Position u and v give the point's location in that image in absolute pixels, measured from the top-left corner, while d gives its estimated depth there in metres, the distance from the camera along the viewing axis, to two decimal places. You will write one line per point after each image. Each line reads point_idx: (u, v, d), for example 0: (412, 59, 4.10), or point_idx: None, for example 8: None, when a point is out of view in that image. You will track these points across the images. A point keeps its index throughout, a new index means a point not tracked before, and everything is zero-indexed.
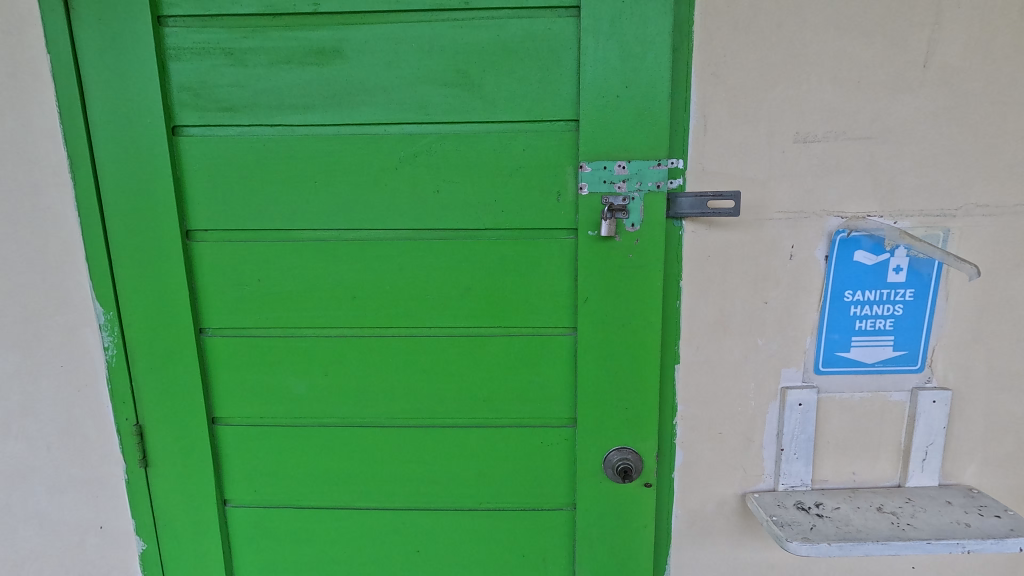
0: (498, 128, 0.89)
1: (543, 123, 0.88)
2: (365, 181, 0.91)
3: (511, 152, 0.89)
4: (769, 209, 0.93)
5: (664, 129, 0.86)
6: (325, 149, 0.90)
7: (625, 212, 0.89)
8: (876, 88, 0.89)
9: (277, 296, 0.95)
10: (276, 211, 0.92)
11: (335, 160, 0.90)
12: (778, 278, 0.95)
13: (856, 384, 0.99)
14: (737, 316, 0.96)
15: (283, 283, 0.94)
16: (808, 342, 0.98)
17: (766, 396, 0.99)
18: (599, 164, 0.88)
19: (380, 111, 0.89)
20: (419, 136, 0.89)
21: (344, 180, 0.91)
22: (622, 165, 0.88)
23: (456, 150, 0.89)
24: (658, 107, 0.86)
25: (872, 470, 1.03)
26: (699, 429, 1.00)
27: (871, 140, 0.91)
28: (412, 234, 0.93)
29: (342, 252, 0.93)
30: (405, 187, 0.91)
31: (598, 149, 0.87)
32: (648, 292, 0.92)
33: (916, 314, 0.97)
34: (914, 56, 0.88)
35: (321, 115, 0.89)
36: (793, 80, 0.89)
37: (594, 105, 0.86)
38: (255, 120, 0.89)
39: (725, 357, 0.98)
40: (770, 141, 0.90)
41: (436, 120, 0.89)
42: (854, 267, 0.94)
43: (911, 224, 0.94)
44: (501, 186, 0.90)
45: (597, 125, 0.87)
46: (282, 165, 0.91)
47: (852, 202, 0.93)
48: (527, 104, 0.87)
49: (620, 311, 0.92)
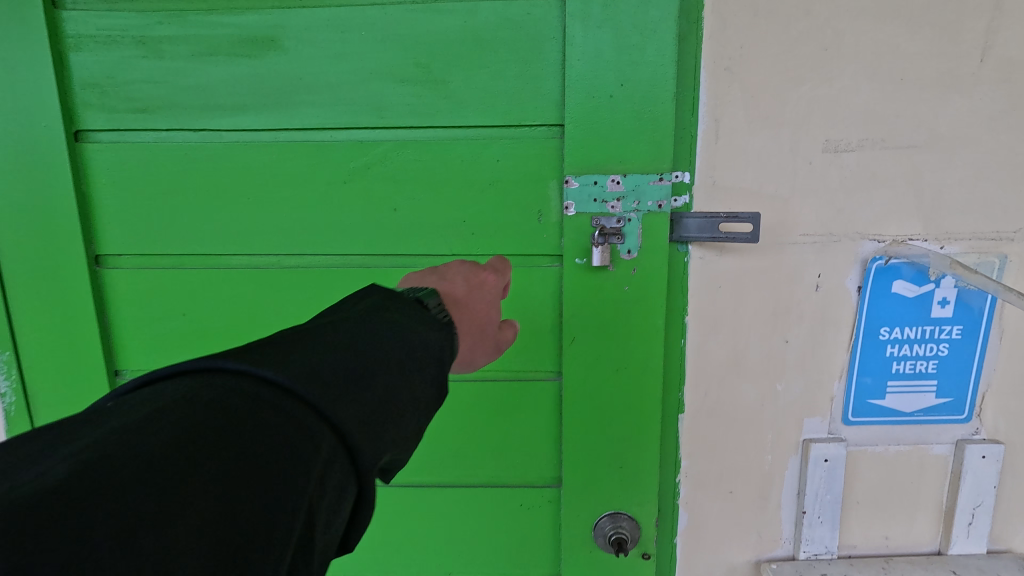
0: (468, 133, 0.74)
1: (522, 129, 0.73)
2: (309, 197, 0.76)
3: (483, 163, 0.74)
4: (792, 232, 0.78)
5: (667, 136, 0.71)
6: (260, 157, 0.75)
7: (622, 238, 0.74)
8: (923, 87, 0.74)
9: (207, 333, 0.80)
10: (204, 232, 0.77)
11: (273, 170, 0.75)
12: (802, 313, 0.80)
13: (891, 436, 0.85)
14: (753, 356, 0.82)
15: (213, 319, 0.80)
16: (837, 387, 0.83)
17: (785, 449, 0.85)
18: (588, 180, 0.73)
19: (325, 113, 0.73)
20: (372, 143, 0.74)
21: (283, 197, 0.76)
22: (616, 180, 0.73)
23: (417, 160, 0.74)
24: (662, 109, 0.70)
25: (908, 534, 0.88)
26: (707, 487, 0.86)
27: (917, 149, 0.75)
28: (366, 261, 0.78)
29: (281, 282, 0.78)
30: (356, 205, 0.76)
31: (587, 160, 0.72)
32: (648, 329, 0.77)
33: (964, 355, 0.82)
34: (968, 47, 0.73)
35: (254, 117, 0.74)
36: (822, 77, 0.74)
37: (583, 107, 0.71)
38: (174, 124, 0.74)
39: (739, 404, 0.83)
40: (794, 151, 0.76)
41: (394, 123, 0.73)
42: (892, 299, 0.80)
43: (961, 249, 0.79)
44: (471, 203, 0.75)
45: (586, 129, 0.71)
46: (209, 177, 0.76)
47: (890, 223, 0.78)
48: (502, 106, 0.72)
49: (613, 352, 0.78)
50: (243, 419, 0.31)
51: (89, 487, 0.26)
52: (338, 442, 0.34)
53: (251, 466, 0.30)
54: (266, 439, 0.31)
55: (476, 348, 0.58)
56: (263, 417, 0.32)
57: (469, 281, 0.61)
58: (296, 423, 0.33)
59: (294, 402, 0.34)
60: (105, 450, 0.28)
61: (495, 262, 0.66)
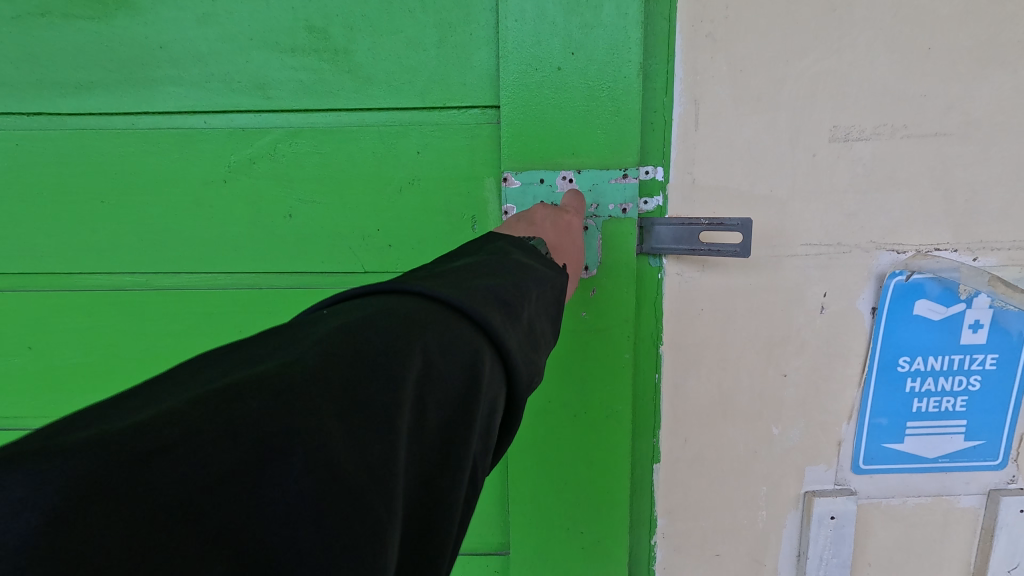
0: (377, 118, 0.58)
1: (447, 112, 0.57)
2: (183, 201, 0.61)
3: (398, 157, 0.58)
4: (790, 242, 0.63)
5: (631, 121, 0.55)
6: (123, 151, 0.60)
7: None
8: (955, 59, 0.58)
9: (66, 369, 0.67)
10: (61, 244, 0.63)
11: (138, 167, 0.60)
12: (803, 341, 0.65)
13: (909, 486, 0.70)
14: (743, 394, 0.66)
15: (86, 350, 0.66)
16: (844, 429, 0.68)
17: (781, 504, 0.70)
18: (533, 178, 0.57)
19: (198, 94, 0.58)
20: (258, 132, 0.59)
21: (154, 200, 0.61)
22: (569, 178, 0.57)
23: (315, 153, 0.59)
24: (623, 85, 0.54)
25: None
26: (687, 549, 0.71)
27: (947, 136, 0.60)
28: (257, 281, 0.62)
29: (162, 308, 0.64)
30: (243, 210, 0.60)
31: (530, 152, 0.57)
32: (613, 366, 0.62)
33: (1000, 389, 0.67)
34: (1015, 6, 0.57)
35: (106, 99, 0.59)
36: (828, 46, 0.58)
37: (522, 84, 0.55)
38: (8, 107, 0.60)
39: (725, 450, 0.68)
40: (793, 139, 0.60)
41: (284, 106, 0.58)
42: (914, 323, 0.64)
43: (998, 261, 0.63)
44: (387, 207, 0.59)
45: (528, 112, 0.56)
46: (64, 177, 0.61)
47: (913, 229, 0.62)
48: (420, 83, 0.57)
49: (569, 394, 0.63)
50: (453, 325, 0.28)
51: (340, 378, 0.23)
52: (527, 364, 0.32)
53: (469, 378, 0.27)
54: (471, 353, 0.28)
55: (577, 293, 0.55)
56: (468, 328, 0.29)
57: (557, 224, 0.53)
58: (499, 340, 0.30)
59: (495, 313, 0.31)
60: (338, 340, 0.24)
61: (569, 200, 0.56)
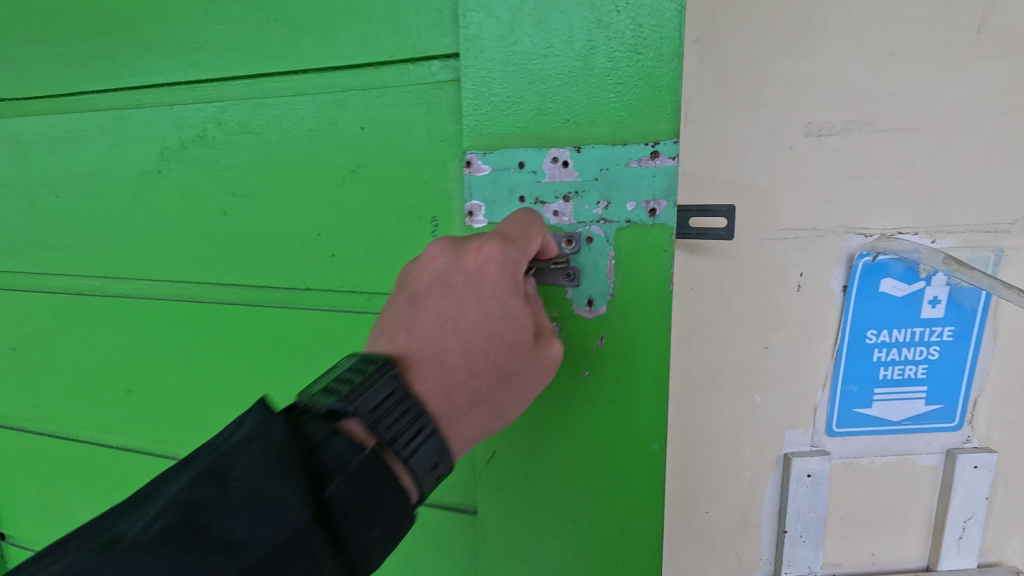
0: (316, 83, 0.54)
1: (394, 71, 0.50)
2: (170, 166, 0.63)
3: (337, 125, 0.54)
4: (770, 226, 0.69)
5: (637, 80, 0.41)
6: (117, 150, 0.66)
7: (575, 275, 0.46)
8: (916, 61, 0.65)
9: (86, 317, 0.75)
10: (85, 244, 0.72)
11: (135, 154, 0.65)
12: (783, 317, 0.72)
13: (878, 447, 0.78)
14: (729, 364, 0.74)
15: (102, 351, 0.75)
16: (820, 397, 0.75)
17: (765, 465, 0.77)
18: (512, 159, 0.46)
19: (162, 84, 0.61)
20: (198, 109, 0.60)
21: (151, 201, 0.66)
22: (565, 160, 0.45)
23: (249, 133, 0.58)
24: (629, 1, 0.40)
25: (895, 550, 0.81)
26: (679, 508, 0.79)
27: (909, 131, 0.67)
28: (227, 249, 0.63)
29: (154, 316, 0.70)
30: (216, 183, 0.61)
31: (513, 113, 0.45)
32: (612, 461, 0.48)
33: (956, 358, 0.75)
34: (966, 15, 0.65)
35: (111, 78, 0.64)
36: (803, 50, 0.65)
37: (491, 34, 0.44)
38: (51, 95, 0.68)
39: (712, 416, 0.75)
40: (774, 135, 0.67)
41: (217, 72, 0.58)
42: (880, 299, 0.72)
43: (955, 243, 0.71)
44: (340, 203, 0.55)
45: (505, 59, 0.44)
46: (83, 176, 0.69)
47: (879, 214, 0.69)
48: (354, 32, 0.50)
49: (554, 492, 0.51)
50: None
51: None
52: None
53: None
54: None
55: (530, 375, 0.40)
56: None
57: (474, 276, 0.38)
58: None
59: None
60: None
61: (504, 231, 0.41)
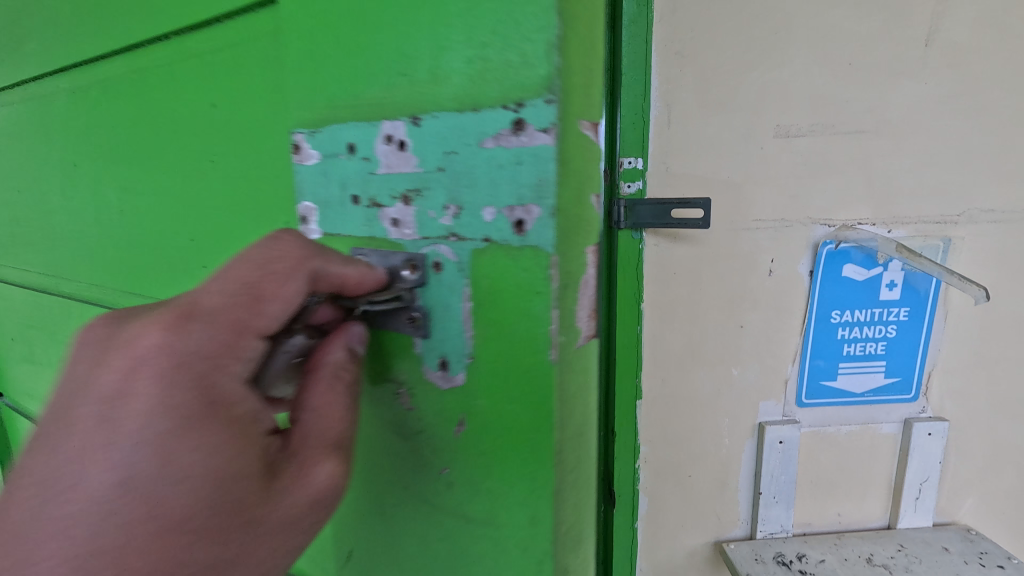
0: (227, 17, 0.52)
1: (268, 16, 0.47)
2: (138, 110, 0.67)
3: (240, 36, 0.52)
4: (744, 217, 0.78)
5: (408, 86, 0.35)
6: (106, 118, 0.72)
7: (425, 322, 0.38)
8: (871, 71, 0.74)
9: (69, 147, 0.79)
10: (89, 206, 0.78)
11: (120, 114, 0.69)
12: (756, 298, 0.81)
13: (843, 416, 0.87)
14: (708, 341, 0.82)
15: (83, 183, 0.78)
16: (790, 371, 0.84)
17: (741, 433, 0.86)
18: (343, 141, 0.40)
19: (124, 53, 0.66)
20: (149, 63, 0.63)
21: (131, 163, 0.70)
22: (402, 140, 0.37)
23: (181, 89, 0.60)
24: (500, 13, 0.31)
25: (859, 511, 0.90)
26: (665, 473, 0.87)
27: (866, 133, 0.76)
28: (139, 108, 0.66)
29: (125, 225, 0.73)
30: (164, 90, 0.62)
31: (382, 209, 0.39)
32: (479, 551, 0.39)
33: (911, 336, 0.84)
34: (916, 31, 0.73)
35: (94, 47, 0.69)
36: (773, 62, 0.73)
37: (337, 207, 0.42)
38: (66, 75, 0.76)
39: (694, 389, 0.84)
40: (747, 136, 0.75)
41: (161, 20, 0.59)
42: (843, 283, 0.81)
43: (908, 233, 0.80)
44: (257, 158, 0.53)
45: (332, 205, 0.42)
46: (84, 139, 0.76)
47: (841, 207, 0.78)
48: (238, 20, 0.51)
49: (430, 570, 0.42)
50: None
51: None
52: None
53: None
54: None
55: (322, 413, 0.36)
56: None
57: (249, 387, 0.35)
58: None
59: None
60: None
61: (312, 264, 0.36)
